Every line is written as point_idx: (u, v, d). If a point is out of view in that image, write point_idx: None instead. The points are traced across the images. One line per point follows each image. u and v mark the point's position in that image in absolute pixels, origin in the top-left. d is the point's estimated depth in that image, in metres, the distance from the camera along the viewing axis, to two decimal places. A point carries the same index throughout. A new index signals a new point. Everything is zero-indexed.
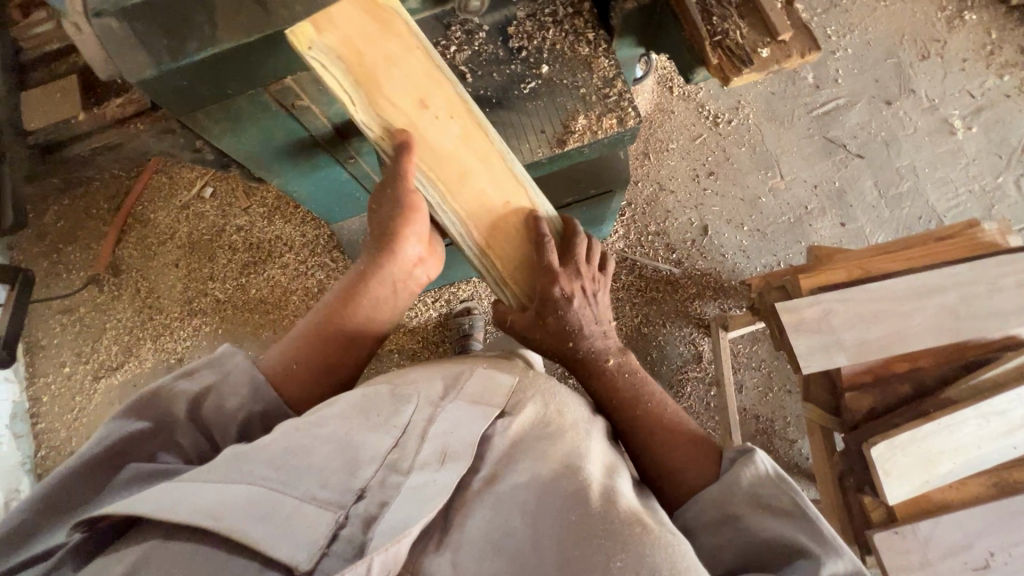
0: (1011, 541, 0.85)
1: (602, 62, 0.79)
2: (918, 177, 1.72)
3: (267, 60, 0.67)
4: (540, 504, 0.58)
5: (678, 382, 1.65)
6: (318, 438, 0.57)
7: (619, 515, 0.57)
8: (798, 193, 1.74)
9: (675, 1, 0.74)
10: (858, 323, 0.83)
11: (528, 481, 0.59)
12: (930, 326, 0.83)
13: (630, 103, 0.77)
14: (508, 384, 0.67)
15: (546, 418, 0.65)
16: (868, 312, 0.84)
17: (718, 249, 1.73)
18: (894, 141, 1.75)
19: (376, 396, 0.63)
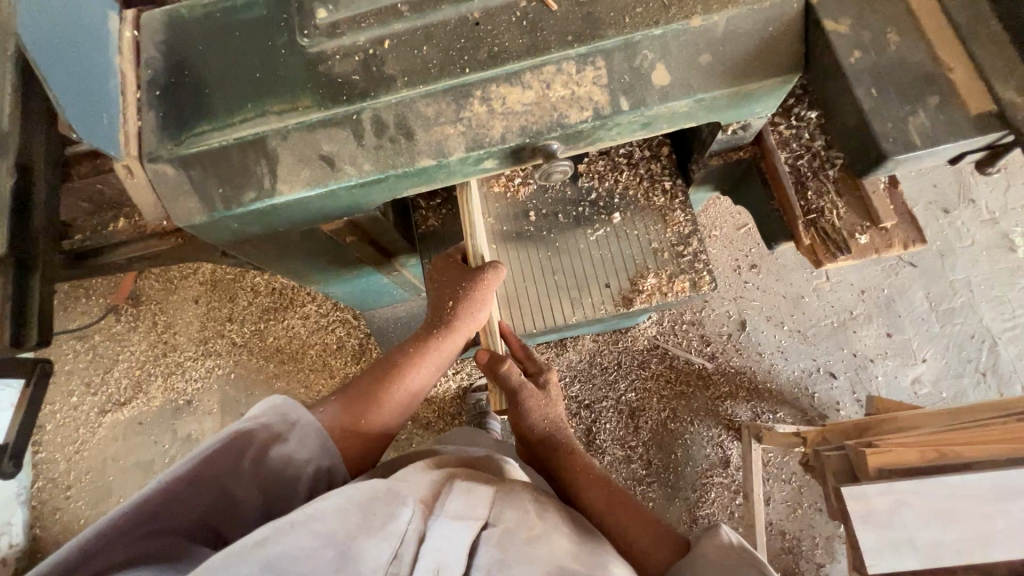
0: None
1: (678, 217, 0.74)
2: (974, 293, 1.64)
3: (328, 204, 0.60)
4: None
5: (702, 486, 1.57)
6: (311, 542, 0.47)
7: None
8: (843, 297, 1.67)
9: (767, 165, 0.68)
10: (932, 521, 0.75)
11: None
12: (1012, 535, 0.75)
13: (706, 267, 0.72)
14: (489, 492, 0.59)
15: (532, 525, 0.58)
16: (944, 508, 0.76)
17: (755, 347, 1.65)
18: (950, 253, 1.67)
19: (371, 491, 0.53)
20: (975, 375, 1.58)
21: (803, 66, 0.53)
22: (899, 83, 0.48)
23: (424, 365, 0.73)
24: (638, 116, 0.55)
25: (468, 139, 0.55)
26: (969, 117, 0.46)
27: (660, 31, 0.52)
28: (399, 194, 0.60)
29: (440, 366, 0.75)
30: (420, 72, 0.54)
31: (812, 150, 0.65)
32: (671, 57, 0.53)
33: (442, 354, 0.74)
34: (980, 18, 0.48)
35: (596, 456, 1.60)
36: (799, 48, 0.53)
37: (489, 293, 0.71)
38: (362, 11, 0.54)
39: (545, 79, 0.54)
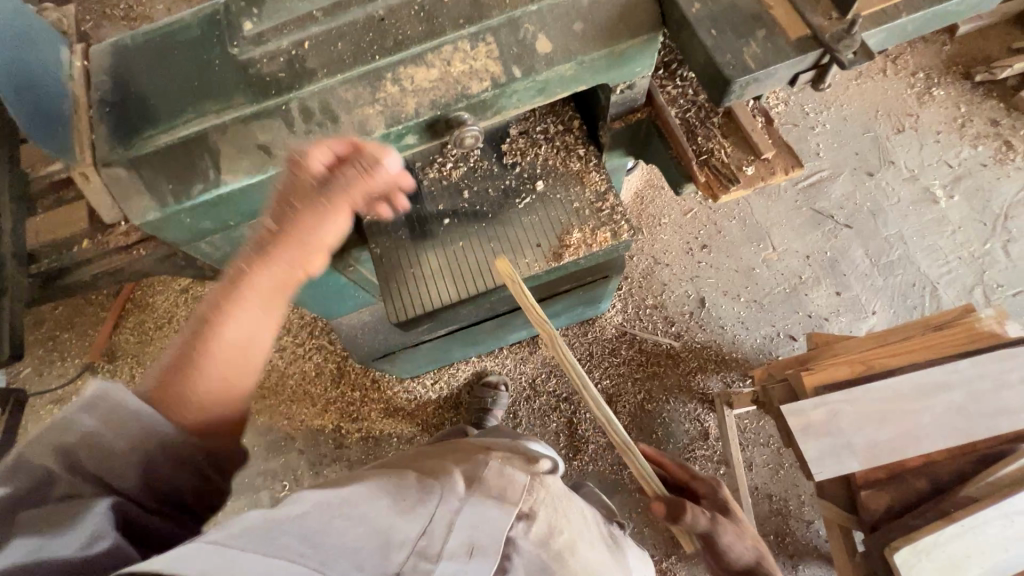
0: None
1: (595, 178, 0.82)
2: (908, 246, 1.75)
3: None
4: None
5: (686, 461, 1.61)
6: (352, 518, 0.46)
7: None
8: (791, 264, 1.77)
9: (660, 119, 0.77)
10: (866, 425, 0.82)
11: None
12: (937, 427, 0.82)
13: (623, 217, 0.80)
14: (524, 481, 0.59)
15: (558, 525, 0.60)
16: (874, 413, 0.83)
17: (716, 321, 1.73)
18: (880, 211, 1.79)
19: (402, 484, 0.53)
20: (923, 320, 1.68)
21: (660, 25, 0.63)
22: (732, 23, 0.58)
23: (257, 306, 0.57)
24: (531, 82, 0.64)
25: (386, 117, 0.63)
26: (790, 42, 0.56)
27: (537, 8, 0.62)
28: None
29: (283, 297, 0.59)
30: (336, 63, 0.62)
31: (698, 103, 0.77)
32: (549, 29, 0.63)
33: (282, 276, 0.58)
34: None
35: (580, 446, 1.64)
36: (653, 10, 0.63)
37: (355, 194, 0.59)
38: None
39: (445, 57, 0.63)
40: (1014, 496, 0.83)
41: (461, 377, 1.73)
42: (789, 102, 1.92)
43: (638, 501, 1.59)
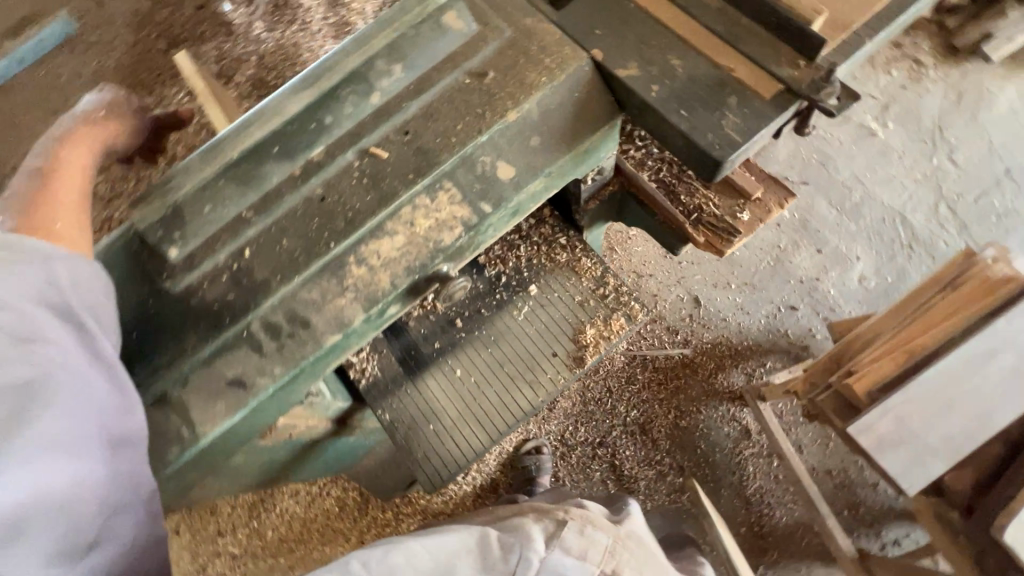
0: None
1: (590, 267, 0.76)
2: (865, 184, 1.78)
3: (267, 414, 0.59)
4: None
5: (739, 465, 1.56)
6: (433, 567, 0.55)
7: None
8: (766, 236, 1.76)
9: (636, 188, 0.73)
10: (932, 420, 0.80)
11: None
12: (1000, 400, 0.80)
13: (630, 295, 0.75)
14: (604, 543, 0.60)
15: None
16: (935, 404, 0.80)
17: (717, 315, 1.70)
18: (828, 159, 1.81)
19: (483, 543, 0.57)
20: (905, 250, 1.71)
21: (617, 111, 0.59)
22: (699, 96, 0.53)
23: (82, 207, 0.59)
24: (504, 210, 0.58)
25: (363, 302, 0.56)
26: (766, 102, 0.52)
27: (488, 137, 0.56)
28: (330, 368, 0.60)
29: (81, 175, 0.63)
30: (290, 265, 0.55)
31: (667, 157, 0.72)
32: (506, 153, 0.57)
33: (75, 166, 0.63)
34: (732, 21, 0.55)
35: (632, 487, 1.57)
36: (606, 97, 0.58)
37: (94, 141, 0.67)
38: (210, 235, 0.55)
39: (407, 219, 0.56)
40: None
41: (490, 460, 1.64)
42: None
43: None
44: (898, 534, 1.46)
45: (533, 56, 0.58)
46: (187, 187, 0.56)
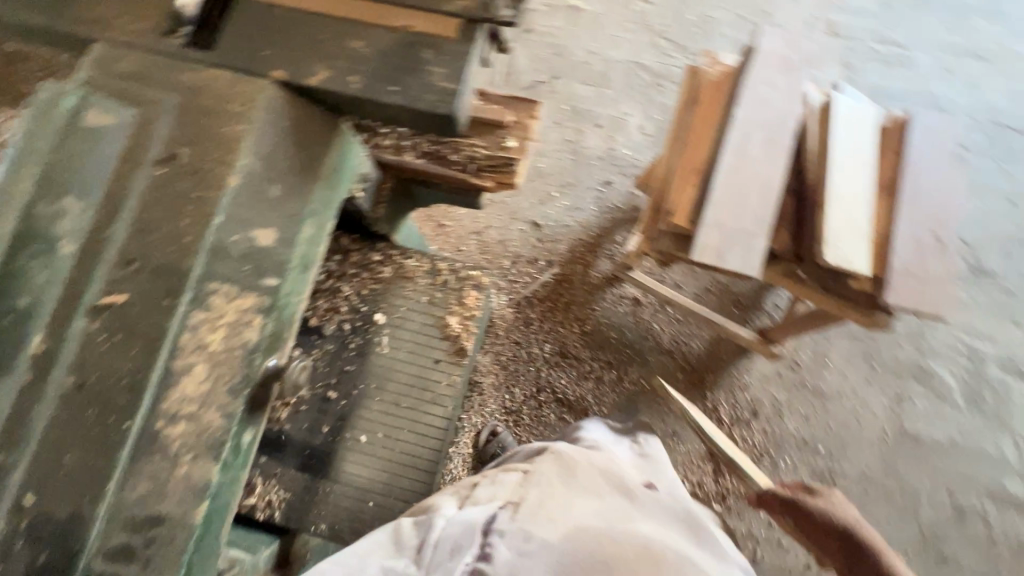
0: (926, 214, 1.06)
1: (422, 275, 1.09)
2: (598, 53, 1.95)
3: (213, 532, 0.66)
4: (549, 562, 0.80)
5: (647, 329, 1.72)
6: (381, 548, 0.84)
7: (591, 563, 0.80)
8: (553, 138, 1.88)
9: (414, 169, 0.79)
10: (739, 210, 0.94)
11: (532, 538, 0.83)
12: (770, 159, 0.97)
13: None
14: (509, 480, 0.93)
15: (543, 499, 0.88)
16: (734, 197, 0.94)
17: (559, 225, 1.81)
18: (560, 49, 1.96)
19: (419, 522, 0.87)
20: (657, 88, 1.92)
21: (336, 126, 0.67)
22: None
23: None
24: (293, 267, 0.66)
25: None
26: (453, 39, 0.60)
27: (228, 198, 0.60)
28: (243, 453, 0.67)
29: None
30: (170, 401, 0.61)
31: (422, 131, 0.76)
32: (260, 217, 0.63)
33: None
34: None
35: (584, 405, 1.67)
36: (318, 123, 0.65)
37: None
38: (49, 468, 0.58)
39: None
40: (831, 151, 1.04)
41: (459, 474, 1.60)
42: None
43: (654, 389, 1.68)
44: (776, 299, 1.70)
45: (224, 112, 0.61)
46: (45, 427, 0.59)
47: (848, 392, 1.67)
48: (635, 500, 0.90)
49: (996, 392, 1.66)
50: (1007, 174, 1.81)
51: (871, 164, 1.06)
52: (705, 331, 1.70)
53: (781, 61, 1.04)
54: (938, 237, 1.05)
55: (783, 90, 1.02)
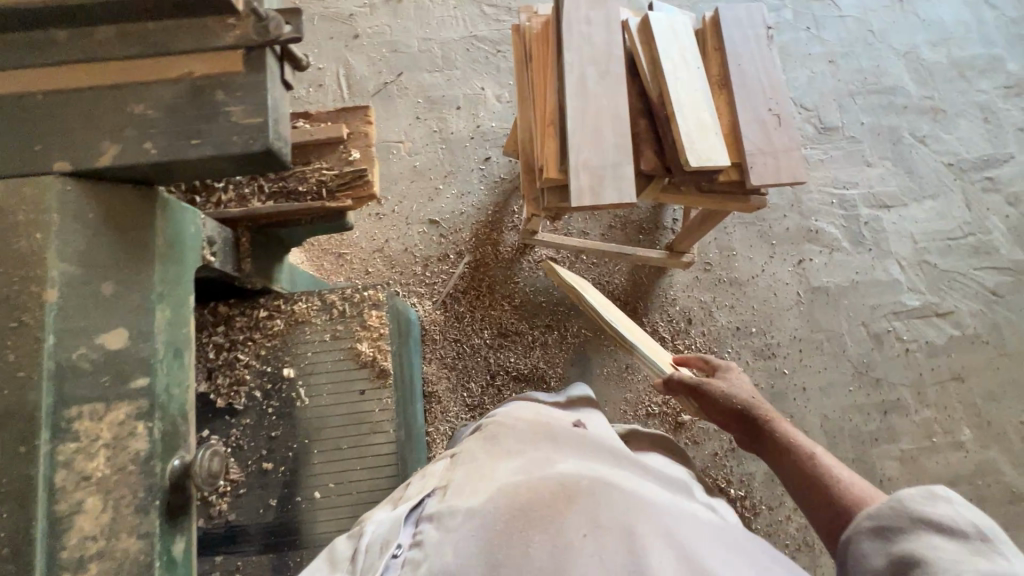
0: (759, 96, 1.15)
1: (316, 313, 1.06)
2: (433, 37, 1.93)
3: None
4: (483, 529, 0.58)
5: (571, 282, 1.77)
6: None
7: (546, 507, 0.61)
8: (419, 133, 1.85)
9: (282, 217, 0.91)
10: (598, 146, 0.98)
11: (471, 510, 0.60)
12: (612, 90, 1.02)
13: None
14: (435, 466, 0.74)
15: (476, 469, 0.69)
16: (591, 135, 0.98)
17: (455, 214, 1.80)
18: (394, 44, 1.92)
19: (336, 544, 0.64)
20: (501, 54, 1.92)
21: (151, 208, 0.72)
22: None
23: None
24: (163, 350, 0.72)
25: None
26: (243, 73, 0.67)
27: (57, 309, 0.64)
28: (179, 522, 0.72)
29: None
30: (67, 504, 0.65)
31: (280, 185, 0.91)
32: (111, 320, 0.68)
33: None
34: (165, 46, 0.66)
35: (540, 374, 1.70)
36: (133, 213, 0.70)
37: None
38: None
39: None
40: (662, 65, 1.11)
41: None
42: None
43: (597, 334, 1.74)
44: (673, 214, 1.81)
45: (30, 234, 0.64)
46: None
47: (759, 273, 1.81)
48: (577, 448, 0.76)
49: (873, 228, 1.87)
50: (821, 40, 2.02)
51: (699, 67, 1.14)
52: (622, 264, 1.78)
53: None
54: (775, 113, 1.14)
55: (599, 21, 1.06)
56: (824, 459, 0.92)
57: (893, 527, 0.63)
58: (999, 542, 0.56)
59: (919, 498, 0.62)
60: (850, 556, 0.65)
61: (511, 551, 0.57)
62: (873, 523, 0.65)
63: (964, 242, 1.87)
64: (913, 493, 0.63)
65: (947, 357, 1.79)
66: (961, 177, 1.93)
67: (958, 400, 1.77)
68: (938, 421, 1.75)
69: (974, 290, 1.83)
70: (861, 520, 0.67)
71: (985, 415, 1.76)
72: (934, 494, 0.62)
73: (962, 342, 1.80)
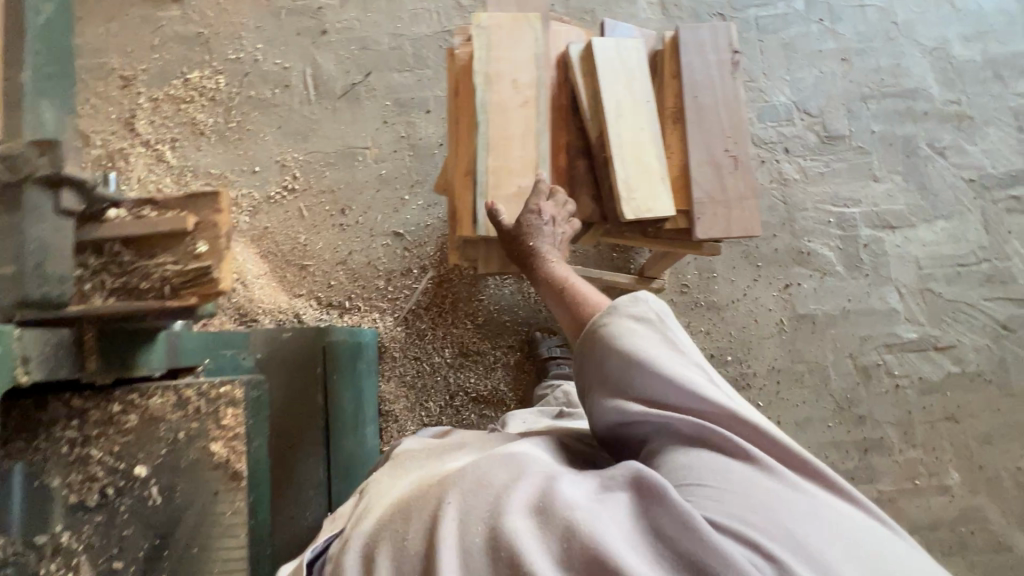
0: (717, 135, 1.03)
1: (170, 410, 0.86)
2: (404, 33, 1.82)
3: None
4: (375, 538, 0.70)
5: (537, 300, 1.70)
6: None
7: (423, 495, 0.72)
8: (386, 139, 1.77)
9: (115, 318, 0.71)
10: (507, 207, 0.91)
11: (369, 530, 0.72)
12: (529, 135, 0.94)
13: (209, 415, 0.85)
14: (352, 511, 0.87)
15: (376, 498, 0.82)
16: (499, 194, 0.92)
17: (420, 227, 1.74)
18: (363, 41, 1.82)
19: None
20: None
21: None
22: None
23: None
24: None
25: None
26: None
27: None
28: None
29: None
30: None
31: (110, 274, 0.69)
32: None
33: None
34: None
35: (500, 395, 1.66)
36: None
37: None
38: None
39: None
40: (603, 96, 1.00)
41: None
42: (221, 70, 1.81)
43: None
44: None
45: None
46: None
47: (740, 297, 1.69)
48: (468, 451, 0.86)
49: (873, 250, 1.71)
50: (834, 34, 1.80)
51: (649, 101, 1.03)
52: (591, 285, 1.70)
53: (519, 16, 0.98)
54: (733, 155, 1.02)
55: (527, 52, 0.95)
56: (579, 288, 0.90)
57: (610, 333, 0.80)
58: (666, 323, 0.80)
59: (627, 307, 0.81)
60: (586, 364, 0.83)
61: (389, 549, 0.67)
62: (601, 339, 0.80)
63: (976, 269, 1.70)
64: (623, 302, 0.82)
65: (942, 395, 1.66)
66: (982, 195, 1.73)
67: (949, 442, 1.64)
68: (924, 463, 1.63)
69: (980, 323, 1.68)
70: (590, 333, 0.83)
71: (977, 459, 1.64)
72: (626, 303, 0.82)
73: (960, 380, 1.66)
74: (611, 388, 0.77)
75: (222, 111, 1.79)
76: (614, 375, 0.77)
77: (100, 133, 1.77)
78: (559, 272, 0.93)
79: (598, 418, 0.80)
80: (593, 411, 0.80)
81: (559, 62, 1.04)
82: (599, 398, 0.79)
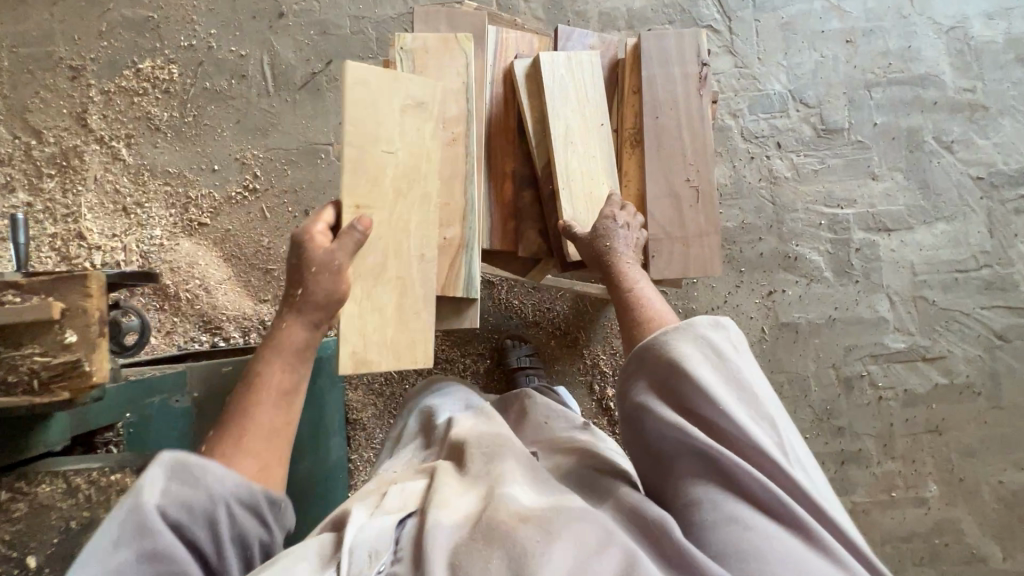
0: (679, 163, 0.93)
1: (59, 498, 0.77)
2: (367, 16, 1.69)
3: None
4: (454, 547, 0.65)
5: (508, 307, 1.64)
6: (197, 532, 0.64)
7: (516, 522, 0.67)
8: None
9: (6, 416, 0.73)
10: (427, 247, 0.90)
11: (445, 535, 0.67)
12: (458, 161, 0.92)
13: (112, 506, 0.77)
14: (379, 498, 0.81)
15: (435, 498, 0.76)
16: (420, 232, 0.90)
17: None
18: (323, 25, 1.69)
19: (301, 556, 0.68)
20: None
21: None
22: None
23: (282, 399, 0.79)
24: None
25: None
26: None
27: None
28: None
29: None
30: None
31: None
32: None
33: None
34: None
35: None
36: None
37: None
38: None
39: None
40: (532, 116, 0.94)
41: None
42: (174, 59, 1.69)
43: None
44: None
45: None
46: None
47: (720, 305, 1.61)
48: (538, 477, 0.82)
49: (866, 255, 1.60)
50: (840, 12, 1.62)
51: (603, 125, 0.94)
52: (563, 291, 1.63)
53: (447, 38, 0.94)
54: (694, 185, 0.94)
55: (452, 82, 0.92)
56: (644, 289, 0.86)
57: (684, 339, 0.77)
58: (739, 351, 0.78)
59: (707, 326, 0.78)
60: (648, 362, 0.79)
61: (475, 563, 0.63)
62: (670, 345, 0.77)
63: (975, 276, 1.60)
64: (705, 323, 0.79)
65: (927, 407, 1.59)
66: (990, 195, 1.60)
67: (930, 454, 1.59)
68: (902, 475, 1.59)
69: (974, 333, 1.59)
70: (659, 334, 0.79)
71: (958, 471, 1.59)
72: (715, 323, 0.79)
73: (948, 391, 1.59)
74: (671, 399, 0.75)
75: (177, 104, 1.69)
76: (681, 386, 0.74)
77: (52, 129, 1.67)
78: (630, 270, 0.87)
79: (644, 416, 0.77)
80: (639, 414, 0.77)
81: (503, 81, 1.00)
82: (655, 403, 0.76)
